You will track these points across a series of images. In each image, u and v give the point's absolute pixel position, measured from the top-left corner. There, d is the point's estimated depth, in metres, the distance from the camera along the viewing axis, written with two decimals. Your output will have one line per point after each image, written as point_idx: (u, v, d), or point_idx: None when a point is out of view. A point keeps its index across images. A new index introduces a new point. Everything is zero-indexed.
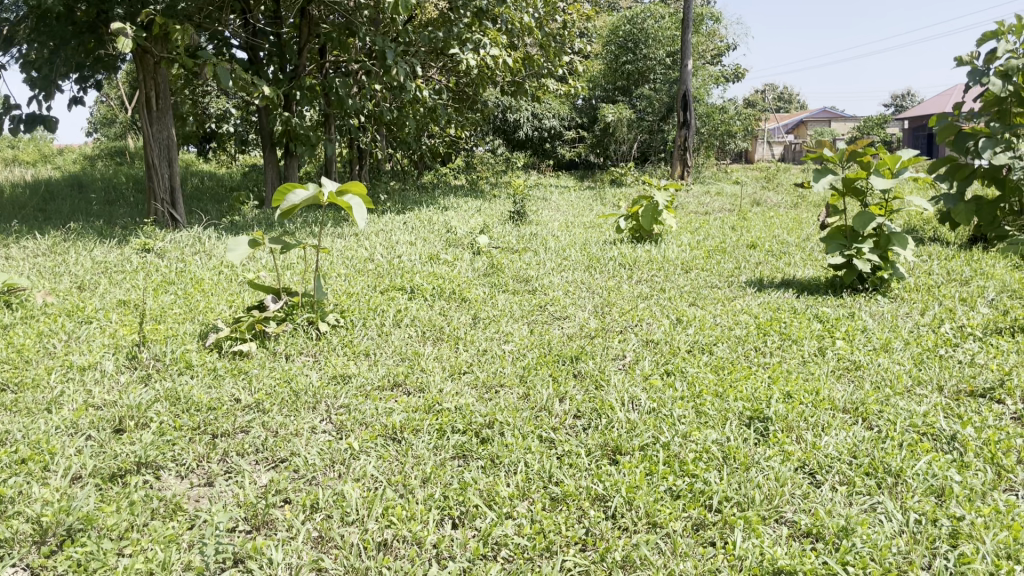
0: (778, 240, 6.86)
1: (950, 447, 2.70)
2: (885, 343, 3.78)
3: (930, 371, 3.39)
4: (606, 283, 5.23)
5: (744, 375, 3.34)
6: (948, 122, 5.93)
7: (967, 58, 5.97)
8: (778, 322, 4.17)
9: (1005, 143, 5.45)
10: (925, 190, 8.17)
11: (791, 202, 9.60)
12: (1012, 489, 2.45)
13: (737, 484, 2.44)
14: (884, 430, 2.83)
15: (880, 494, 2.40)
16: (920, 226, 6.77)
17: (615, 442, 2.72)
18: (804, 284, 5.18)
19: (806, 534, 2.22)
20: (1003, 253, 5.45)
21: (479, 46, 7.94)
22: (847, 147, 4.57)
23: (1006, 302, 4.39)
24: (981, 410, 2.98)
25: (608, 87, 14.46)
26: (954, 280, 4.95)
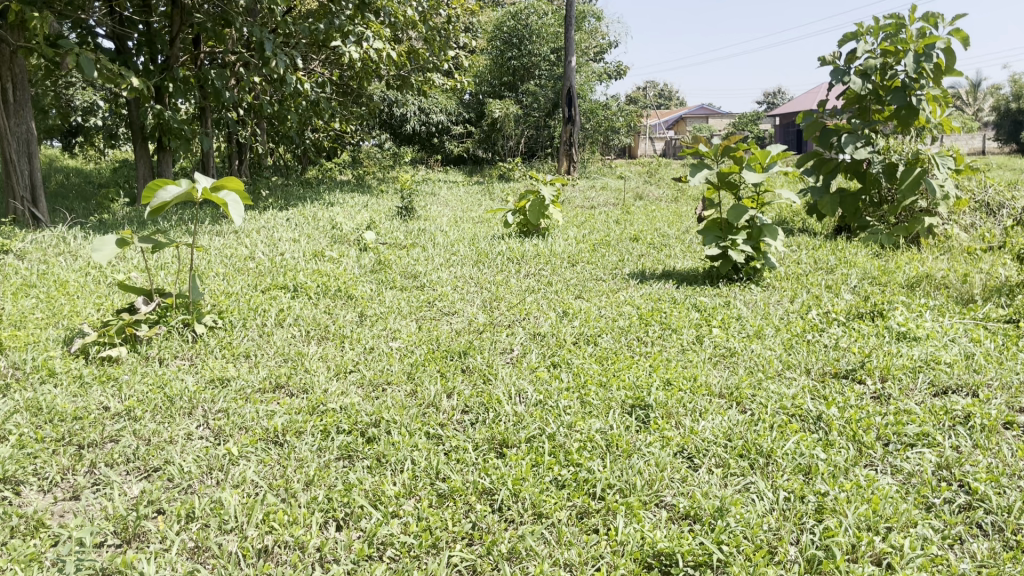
0: (660, 232, 7.08)
1: (816, 427, 2.86)
2: (758, 329, 3.96)
3: (799, 355, 3.58)
4: (494, 278, 5.26)
5: (627, 364, 3.42)
6: (813, 119, 6.29)
7: (829, 58, 6.35)
8: (658, 312, 4.30)
9: (864, 139, 5.82)
10: (795, 184, 8.60)
11: (672, 195, 9.94)
12: (871, 465, 2.62)
13: (620, 471, 2.51)
14: (756, 413, 2.97)
15: (752, 474, 2.52)
16: (790, 218, 7.12)
17: (503, 435, 2.74)
18: (683, 275, 5.36)
19: (684, 516, 2.31)
20: (865, 243, 5.81)
21: (362, 39, 7.81)
22: (720, 142, 4.75)
23: (866, 288, 4.68)
24: (845, 391, 3.16)
25: (494, 82, 14.52)
26: (820, 269, 5.24)
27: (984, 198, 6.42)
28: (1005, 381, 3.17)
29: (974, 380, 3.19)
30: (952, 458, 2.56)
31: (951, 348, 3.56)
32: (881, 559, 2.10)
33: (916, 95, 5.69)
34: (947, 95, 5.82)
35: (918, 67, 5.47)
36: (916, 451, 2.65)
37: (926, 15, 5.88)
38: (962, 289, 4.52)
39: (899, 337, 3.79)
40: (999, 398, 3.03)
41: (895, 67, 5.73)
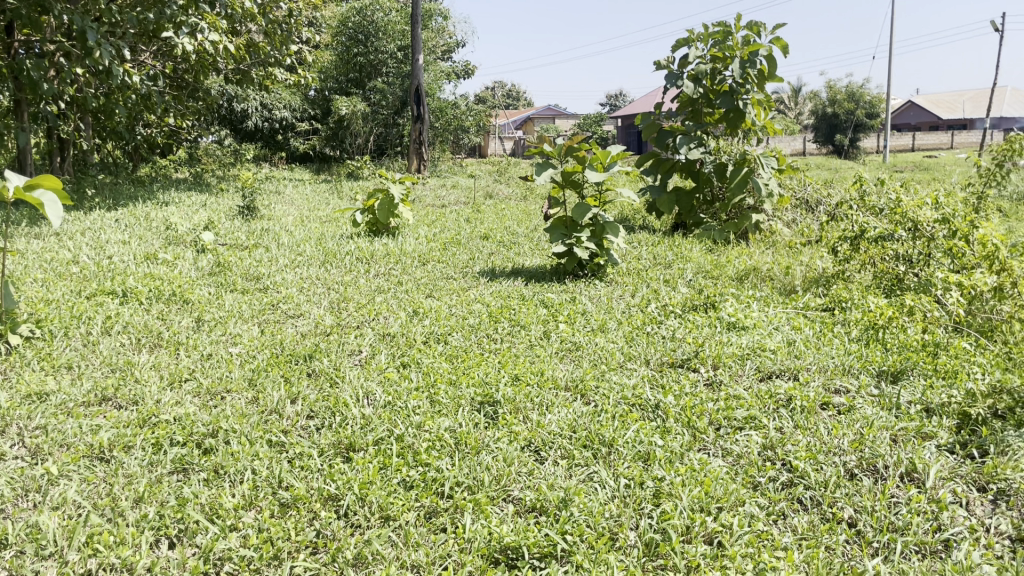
0: (508, 230, 7.18)
1: (654, 415, 2.99)
2: (602, 323, 4.09)
3: (639, 347, 3.73)
4: (342, 279, 5.15)
5: (476, 362, 3.44)
6: (650, 120, 6.57)
7: (664, 63, 6.66)
8: (507, 309, 4.35)
9: (697, 140, 6.14)
10: (635, 183, 8.95)
11: (521, 194, 10.10)
12: (704, 449, 2.76)
13: (468, 468, 2.52)
14: (599, 404, 3.07)
15: (595, 464, 2.60)
16: (631, 215, 7.41)
17: (349, 439, 2.68)
18: (532, 273, 5.45)
19: (530, 509, 2.35)
20: (700, 238, 6.12)
21: (197, 30, 7.43)
22: (564, 142, 4.87)
23: (701, 281, 4.93)
24: (680, 379, 3.33)
25: (340, 80, 14.33)
26: (659, 264, 5.47)
27: (804, 196, 6.93)
28: (821, 365, 3.44)
29: (795, 365, 3.44)
30: (775, 439, 2.74)
31: (775, 336, 3.82)
32: (713, 537, 2.22)
33: (742, 99, 6.07)
34: (770, 100, 6.23)
35: (743, 73, 5.83)
36: (744, 433, 2.82)
37: (750, 23, 6.28)
38: (784, 281, 4.86)
39: (730, 326, 4.02)
40: (816, 380, 3.28)
41: (723, 72, 6.09)
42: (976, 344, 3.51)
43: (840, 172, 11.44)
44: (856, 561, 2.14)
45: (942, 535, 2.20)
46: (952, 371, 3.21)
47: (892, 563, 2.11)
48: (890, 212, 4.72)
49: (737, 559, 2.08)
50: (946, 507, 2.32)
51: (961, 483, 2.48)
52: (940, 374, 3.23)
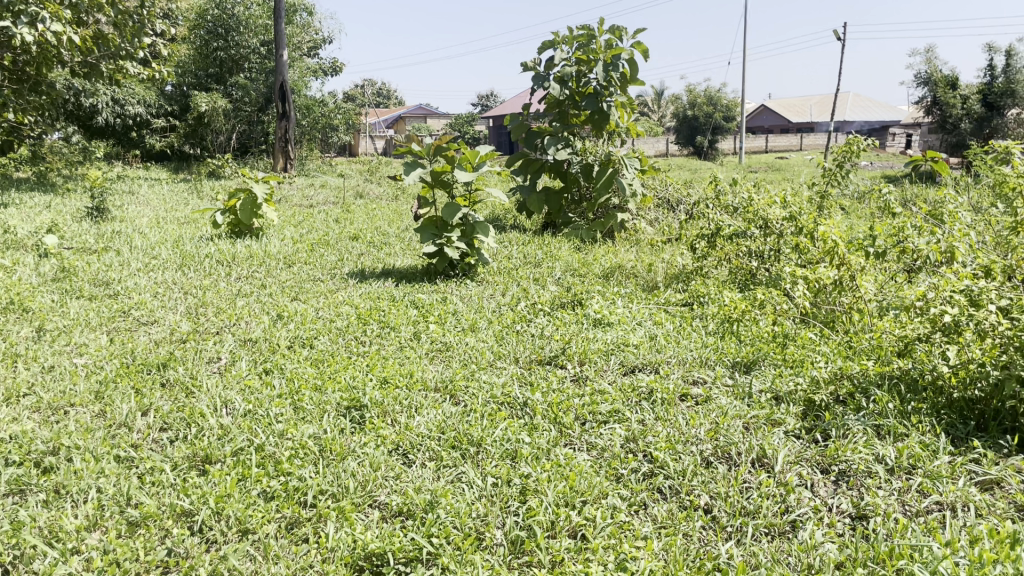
0: (378, 230, 7.08)
1: (522, 413, 3.01)
2: (472, 323, 4.09)
3: (508, 345, 3.75)
4: (201, 282, 4.92)
5: (343, 366, 3.36)
6: (519, 121, 6.63)
7: (531, 64, 6.74)
8: (376, 311, 4.28)
9: (565, 140, 6.25)
10: (506, 183, 9.02)
11: (391, 194, 9.98)
12: (570, 444, 2.81)
13: (332, 475, 2.45)
14: (468, 404, 3.06)
15: (463, 464, 2.59)
16: (502, 215, 7.45)
17: (205, 451, 2.56)
18: (402, 273, 5.39)
19: (397, 514, 2.31)
20: (568, 237, 6.23)
21: (37, 19, 6.91)
22: (432, 142, 4.83)
23: (569, 279, 5.02)
24: (548, 376, 3.37)
25: (199, 74, 13.57)
26: (529, 263, 5.53)
27: (665, 195, 7.18)
28: (681, 358, 3.56)
29: (656, 359, 3.55)
30: (638, 431, 2.82)
31: (638, 331, 3.93)
32: (577, 531, 2.26)
33: (606, 101, 6.23)
34: (633, 102, 6.42)
35: (607, 75, 5.98)
36: (608, 427, 2.88)
37: (612, 28, 6.45)
38: (648, 278, 5.02)
39: (596, 323, 4.11)
40: (676, 373, 3.40)
41: (588, 75, 6.22)
42: (820, 334, 3.74)
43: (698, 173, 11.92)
44: (712, 546, 2.22)
45: (789, 516, 2.32)
46: (798, 360, 3.40)
47: (744, 545, 2.20)
48: (743, 211, 4.96)
49: (599, 550, 2.12)
50: (793, 489, 2.45)
51: (806, 466, 2.62)
52: (788, 363, 3.41)
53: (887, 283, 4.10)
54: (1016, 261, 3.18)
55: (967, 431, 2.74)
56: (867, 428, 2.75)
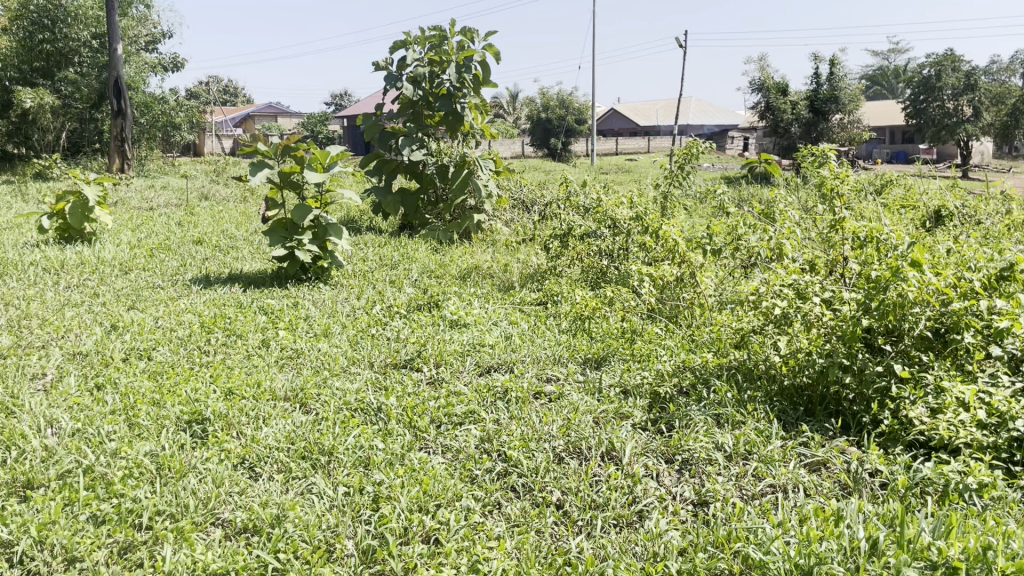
0: (226, 234, 6.77)
1: (375, 418, 2.95)
2: (325, 328, 3.98)
3: (362, 350, 3.67)
4: (25, 293, 4.53)
5: (184, 378, 3.18)
6: (372, 121, 6.50)
7: (382, 64, 6.65)
8: (222, 318, 4.09)
9: (419, 141, 6.19)
10: (361, 184, 8.87)
11: (239, 196, 9.59)
12: (425, 448, 2.78)
13: (171, 494, 2.31)
14: (320, 413, 2.97)
15: (314, 475, 2.51)
16: (357, 216, 7.31)
17: (26, 476, 2.35)
18: (251, 278, 5.17)
19: (242, 531, 2.21)
20: (424, 238, 6.19)
21: None
22: (280, 142, 4.66)
23: (425, 281, 4.98)
24: (403, 379, 3.33)
25: (22, 68, 12.34)
26: (384, 265, 5.45)
27: (520, 196, 7.26)
28: (534, 356, 3.61)
29: (511, 358, 3.58)
30: (492, 431, 2.82)
31: (493, 332, 3.94)
32: (430, 536, 2.23)
33: (460, 102, 6.23)
34: (486, 104, 6.44)
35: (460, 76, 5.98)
36: (463, 428, 2.87)
37: (463, 30, 6.46)
38: (503, 277, 5.06)
39: (452, 324, 4.10)
40: (530, 371, 3.44)
41: (441, 75, 6.19)
42: (666, 328, 3.89)
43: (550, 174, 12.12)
44: (563, 541, 2.25)
45: (637, 506, 2.39)
46: (645, 354, 3.53)
47: (594, 538, 2.25)
48: (592, 211, 5.09)
49: (452, 554, 2.10)
50: (639, 480, 2.52)
51: (652, 457, 2.71)
52: (636, 357, 3.52)
53: (727, 278, 4.32)
54: (836, 256, 3.42)
55: (796, 416, 2.92)
56: (708, 418, 2.87)
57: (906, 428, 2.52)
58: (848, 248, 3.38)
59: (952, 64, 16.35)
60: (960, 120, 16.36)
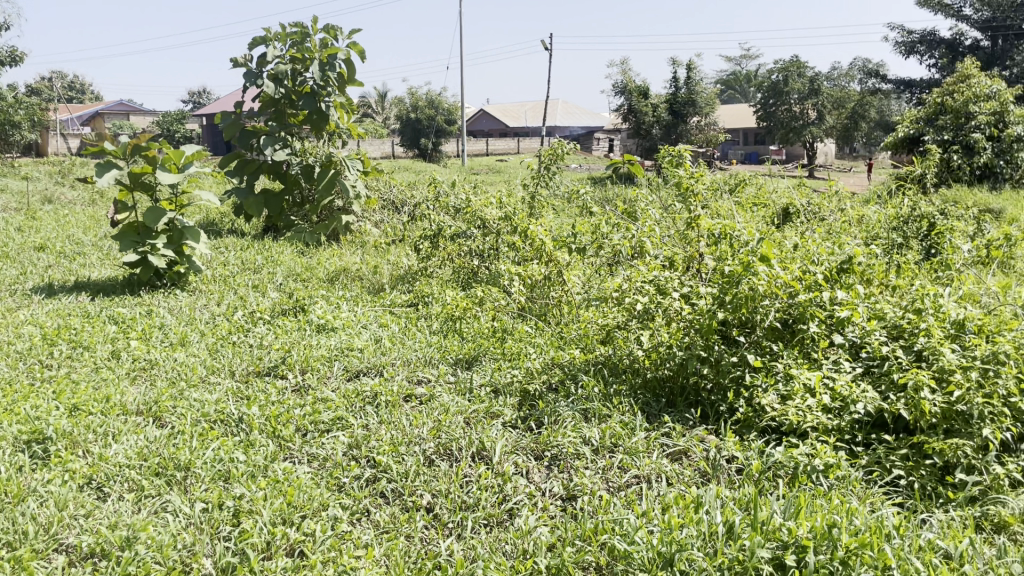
0: (72, 240, 6.33)
1: (237, 430, 2.82)
2: (182, 337, 3.78)
3: (222, 358, 3.51)
4: None
5: (23, 395, 2.93)
6: (231, 119, 6.20)
7: (241, 60, 6.39)
8: (67, 329, 3.81)
9: (282, 141, 5.95)
10: (222, 185, 8.50)
11: (87, 199, 9.00)
12: (290, 458, 2.68)
13: (7, 522, 2.12)
14: (176, 426, 2.81)
15: (169, 492, 2.37)
16: (218, 219, 7.00)
17: None
18: (100, 286, 4.85)
19: (88, 556, 2.05)
20: (289, 241, 6.00)
21: None
22: (128, 141, 4.39)
23: (290, 285, 4.82)
24: (267, 388, 3.20)
25: None
26: (247, 269, 5.24)
27: (389, 197, 7.14)
28: (405, 359, 3.56)
29: (380, 361, 3.52)
30: (360, 437, 2.76)
31: (362, 335, 3.85)
32: (295, 548, 2.15)
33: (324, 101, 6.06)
34: (352, 104, 6.31)
35: (323, 75, 5.82)
36: (330, 436, 2.79)
37: (326, 27, 6.30)
38: (373, 279, 4.96)
39: (319, 329, 3.98)
40: (400, 374, 3.38)
41: (303, 74, 6.00)
42: (535, 327, 3.92)
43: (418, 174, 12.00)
44: (433, 544, 2.23)
45: (506, 505, 2.39)
46: (515, 353, 3.54)
47: (464, 540, 2.24)
48: (461, 211, 5.07)
49: (318, 566, 2.03)
50: (509, 478, 2.52)
51: (522, 455, 2.72)
52: (506, 356, 3.53)
53: (594, 276, 4.40)
54: (693, 252, 3.55)
55: (659, 408, 3.00)
56: (576, 413, 2.91)
57: (759, 415, 2.63)
58: (704, 245, 3.51)
59: (797, 70, 17.51)
60: (806, 122, 17.48)
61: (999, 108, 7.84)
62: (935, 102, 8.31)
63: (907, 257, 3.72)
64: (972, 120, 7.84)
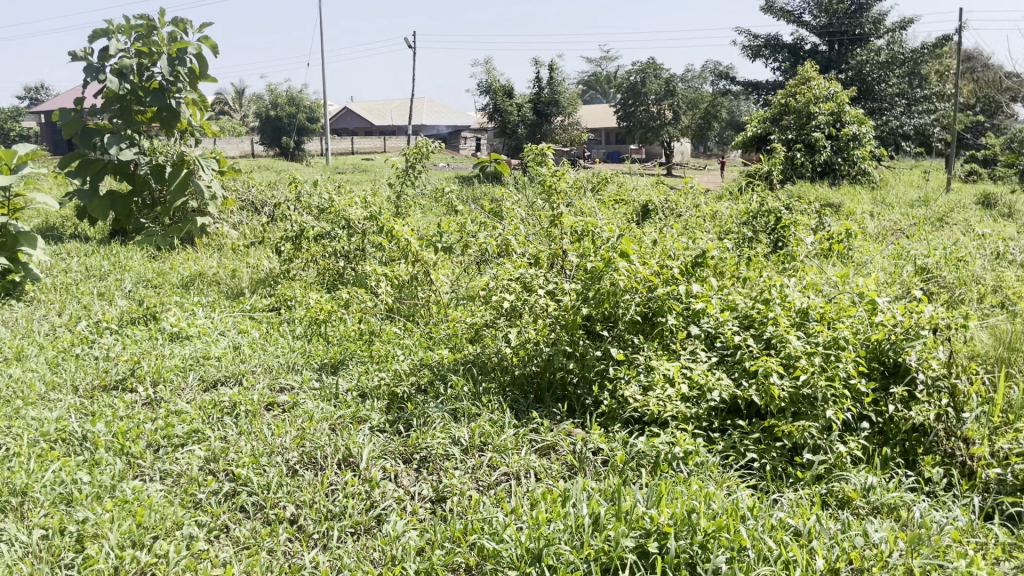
0: None
1: (80, 449, 2.62)
2: (17, 351, 3.49)
3: (64, 373, 3.26)
4: None
5: None
6: (70, 117, 5.72)
7: (80, 53, 5.97)
8: None
9: (128, 139, 5.60)
10: (62, 186, 7.92)
11: None
12: (141, 475, 2.52)
13: None
14: (10, 448, 2.58)
15: (2, 520, 2.17)
16: (58, 224, 6.51)
17: None
18: None
19: None
20: (139, 245, 5.66)
21: None
22: None
23: (141, 292, 4.54)
24: (114, 403, 2.99)
25: None
26: (92, 276, 4.90)
27: (248, 198, 6.85)
28: (266, 366, 3.42)
29: (239, 369, 3.36)
30: (218, 450, 2.62)
31: (220, 342, 3.67)
32: (146, 572, 2.01)
33: (175, 97, 5.71)
34: (205, 101, 6.02)
35: (173, 70, 5.52)
36: (185, 450, 2.63)
37: (174, 20, 5.98)
38: (231, 284, 4.74)
39: (172, 337, 3.76)
40: (260, 382, 3.24)
41: (151, 68, 5.63)
42: (404, 328, 3.85)
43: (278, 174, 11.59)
44: (297, 557, 2.15)
45: (374, 511, 2.33)
46: (382, 355, 3.47)
47: (330, 550, 2.17)
48: (324, 212, 4.93)
49: None
50: (376, 484, 2.46)
51: (389, 459, 2.66)
52: (373, 359, 3.46)
53: (463, 275, 4.39)
54: (556, 249, 3.58)
55: (527, 405, 3.01)
56: (445, 413, 2.87)
57: (623, 406, 2.69)
58: (567, 242, 3.55)
59: (654, 71, 18.27)
60: (663, 122, 18.06)
61: (836, 109, 8.38)
62: (779, 103, 8.79)
63: (757, 251, 3.89)
64: (813, 120, 8.34)
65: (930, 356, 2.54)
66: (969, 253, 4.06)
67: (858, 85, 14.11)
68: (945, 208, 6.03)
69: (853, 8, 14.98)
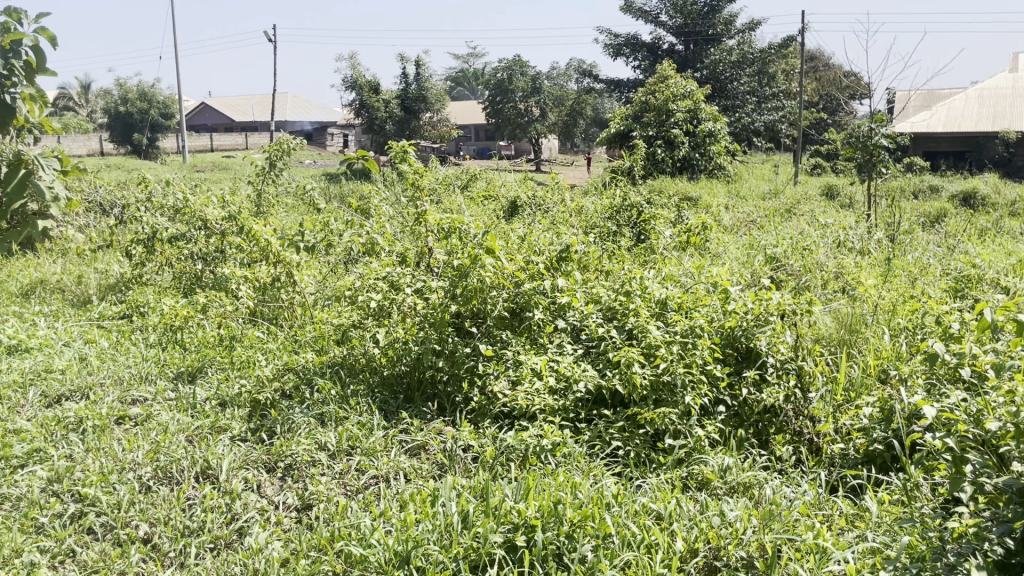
0: None
1: None
2: None
3: None
4: None
5: None
6: None
7: None
8: None
9: None
10: None
11: None
12: None
13: None
14: None
15: None
16: None
17: None
18: None
19: None
20: None
21: None
22: None
23: None
24: None
25: None
26: None
27: (95, 199, 6.43)
28: (115, 378, 3.21)
29: (85, 383, 3.15)
30: (62, 469, 2.44)
31: (64, 354, 3.43)
32: None
33: (9, 92, 5.24)
34: (45, 97, 5.59)
35: (6, 63, 5.10)
36: (25, 471, 2.43)
37: (7, 9, 5.53)
38: (76, 292, 4.44)
39: (10, 350, 3.48)
40: (110, 396, 3.04)
41: None
42: (267, 332, 3.71)
43: (129, 173, 10.96)
44: None
45: (235, 524, 2.22)
46: (244, 361, 3.33)
47: (187, 568, 2.06)
48: (179, 212, 4.69)
49: None
50: (238, 495, 2.36)
51: (251, 469, 2.55)
52: (234, 365, 3.31)
53: (329, 275, 4.29)
54: (422, 247, 3.55)
55: (397, 405, 2.95)
56: (311, 418, 2.79)
57: (492, 401, 2.69)
58: (433, 239, 3.52)
59: (520, 69, 18.37)
60: (531, 120, 18.33)
61: (693, 106, 8.74)
62: (640, 100, 9.08)
63: (620, 245, 3.99)
64: (672, 117, 8.65)
65: (778, 340, 2.67)
66: (813, 242, 4.31)
67: (712, 83, 14.74)
68: (791, 201, 6.40)
69: (705, 9, 15.55)
